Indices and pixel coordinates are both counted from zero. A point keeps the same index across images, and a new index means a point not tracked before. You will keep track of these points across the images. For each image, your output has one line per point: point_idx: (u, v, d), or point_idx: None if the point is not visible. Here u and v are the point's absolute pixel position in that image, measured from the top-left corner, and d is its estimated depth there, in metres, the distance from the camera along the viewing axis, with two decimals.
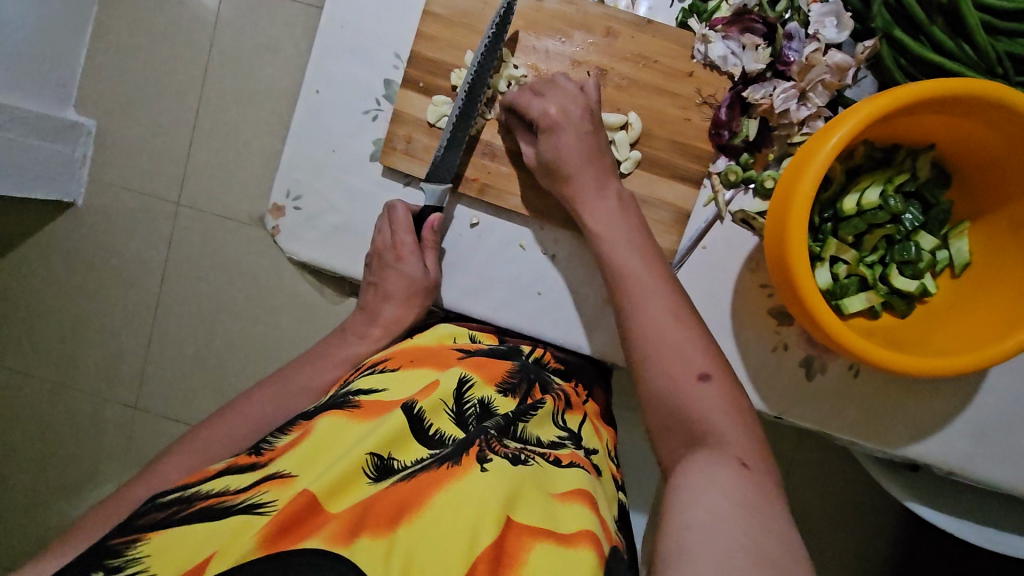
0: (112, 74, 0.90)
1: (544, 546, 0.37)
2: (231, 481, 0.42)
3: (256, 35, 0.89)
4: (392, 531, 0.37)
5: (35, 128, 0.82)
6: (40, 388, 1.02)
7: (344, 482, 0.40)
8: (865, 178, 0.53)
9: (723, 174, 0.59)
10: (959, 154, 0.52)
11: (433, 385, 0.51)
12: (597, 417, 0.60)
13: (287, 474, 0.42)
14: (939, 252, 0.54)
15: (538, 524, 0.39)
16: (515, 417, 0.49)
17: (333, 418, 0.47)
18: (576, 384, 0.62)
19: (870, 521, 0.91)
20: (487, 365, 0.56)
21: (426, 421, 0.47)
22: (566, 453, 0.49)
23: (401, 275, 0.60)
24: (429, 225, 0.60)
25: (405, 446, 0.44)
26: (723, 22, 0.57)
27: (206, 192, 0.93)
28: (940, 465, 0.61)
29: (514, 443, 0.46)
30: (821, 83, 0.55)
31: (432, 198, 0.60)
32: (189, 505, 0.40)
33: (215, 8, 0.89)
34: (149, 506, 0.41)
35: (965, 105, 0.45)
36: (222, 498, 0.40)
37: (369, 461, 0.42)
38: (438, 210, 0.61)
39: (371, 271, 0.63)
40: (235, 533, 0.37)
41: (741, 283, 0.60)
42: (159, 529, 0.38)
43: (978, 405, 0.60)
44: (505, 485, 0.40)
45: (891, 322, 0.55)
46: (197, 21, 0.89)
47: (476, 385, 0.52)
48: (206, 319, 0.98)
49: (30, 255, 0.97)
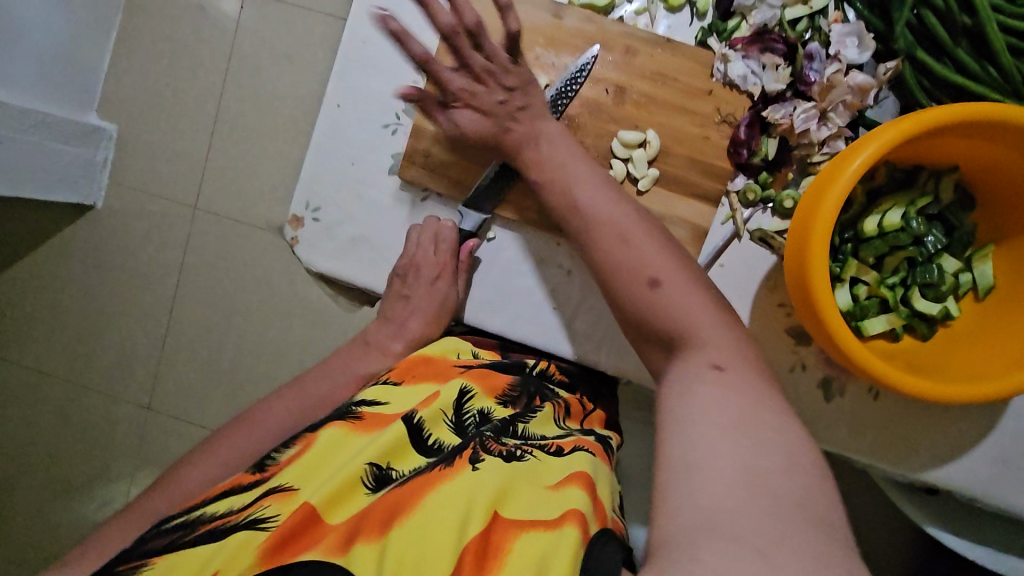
0: (134, 83, 0.92)
1: (530, 534, 0.37)
2: (234, 500, 0.42)
3: (275, 44, 0.90)
4: (384, 535, 0.37)
5: (58, 133, 0.84)
6: (57, 390, 1.04)
7: (344, 494, 0.41)
8: (887, 199, 0.53)
9: (740, 193, 0.59)
10: (983, 177, 0.51)
11: (434, 396, 0.51)
12: (603, 421, 0.59)
13: (289, 488, 0.42)
14: (962, 275, 0.54)
15: (525, 515, 0.38)
16: (514, 418, 0.51)
17: (334, 429, 0.48)
18: (580, 398, 0.60)
19: (887, 540, 0.89)
20: (488, 376, 0.56)
21: (425, 431, 0.47)
22: (572, 440, 0.50)
23: (434, 292, 0.62)
24: (466, 249, 0.63)
25: (402, 455, 0.45)
26: (742, 42, 0.57)
27: (223, 198, 0.95)
28: (963, 490, 0.60)
29: (512, 441, 0.47)
30: (842, 103, 0.55)
31: (471, 222, 0.62)
32: (194, 528, 0.40)
33: (236, 18, 0.90)
34: (156, 532, 0.42)
35: (991, 129, 0.45)
36: (226, 518, 0.40)
37: (367, 471, 0.42)
38: (474, 235, 0.63)
39: (403, 283, 0.63)
40: (237, 551, 0.37)
41: (758, 302, 0.60)
42: (166, 554, 0.39)
43: (1003, 430, 0.58)
44: (492, 481, 0.40)
45: (912, 345, 0.54)
46: (218, 30, 0.91)
47: (476, 397, 0.52)
48: (222, 324, 0.99)
49: (52, 259, 0.99)
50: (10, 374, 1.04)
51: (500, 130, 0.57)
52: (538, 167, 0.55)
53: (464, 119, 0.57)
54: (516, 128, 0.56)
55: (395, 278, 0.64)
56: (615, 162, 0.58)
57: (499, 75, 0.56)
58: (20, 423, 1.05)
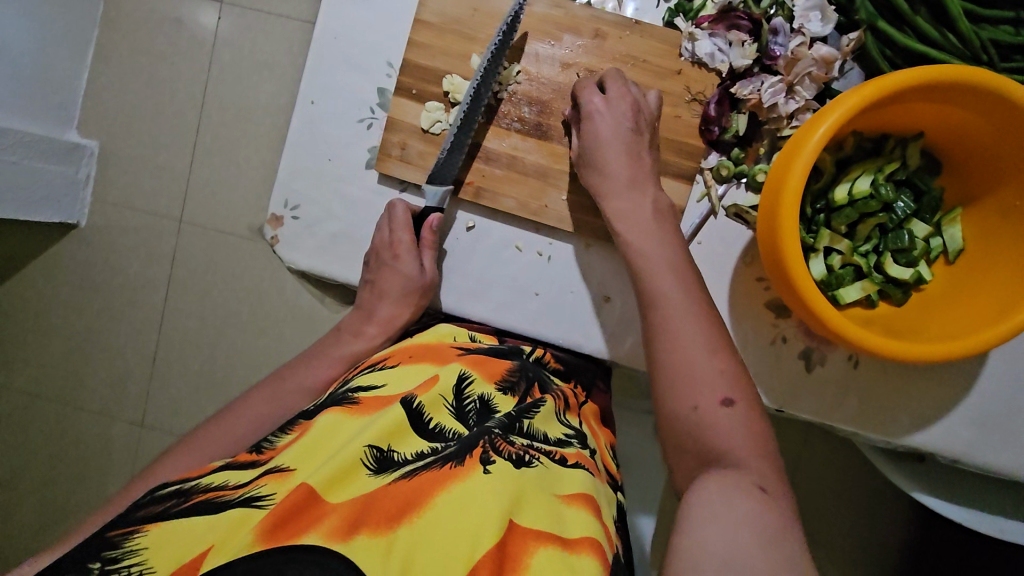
0: (112, 97, 0.92)
1: (548, 551, 0.38)
2: (231, 477, 0.42)
3: (253, 52, 0.90)
4: (392, 530, 0.37)
5: (39, 151, 0.83)
6: (48, 409, 1.03)
7: (344, 476, 0.40)
8: (855, 167, 0.54)
9: (714, 169, 0.59)
10: (948, 141, 0.52)
11: (433, 380, 0.51)
12: (594, 415, 0.60)
13: (286, 468, 0.42)
14: (932, 239, 0.54)
15: (542, 528, 0.40)
16: (519, 414, 0.50)
17: (333, 414, 0.48)
18: (574, 387, 0.61)
19: (880, 514, 0.90)
20: (488, 362, 0.56)
21: (425, 415, 0.47)
22: (573, 451, 0.50)
23: (396, 272, 0.60)
24: (428, 225, 0.61)
25: (404, 438, 0.45)
26: (709, 20, 0.57)
27: (206, 208, 0.94)
28: (945, 454, 0.61)
29: (521, 441, 0.47)
30: (808, 75, 0.55)
31: (433, 199, 0.61)
32: (188, 498, 0.40)
33: (212, 29, 0.91)
34: (149, 499, 0.41)
35: (951, 91, 0.45)
36: (221, 493, 0.40)
37: (368, 453, 0.42)
38: (438, 210, 0.62)
39: (367, 270, 0.63)
40: (233, 526, 0.37)
41: (737, 277, 0.61)
42: (158, 523, 0.38)
43: (981, 392, 0.59)
44: (507, 488, 0.41)
45: (888, 311, 0.55)
46: (195, 41, 0.91)
47: (475, 382, 0.53)
48: (211, 333, 0.99)
49: (36, 277, 0.99)
50: None
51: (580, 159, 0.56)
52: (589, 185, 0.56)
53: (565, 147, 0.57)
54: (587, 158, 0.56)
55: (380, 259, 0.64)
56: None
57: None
58: (11, 445, 1.04)
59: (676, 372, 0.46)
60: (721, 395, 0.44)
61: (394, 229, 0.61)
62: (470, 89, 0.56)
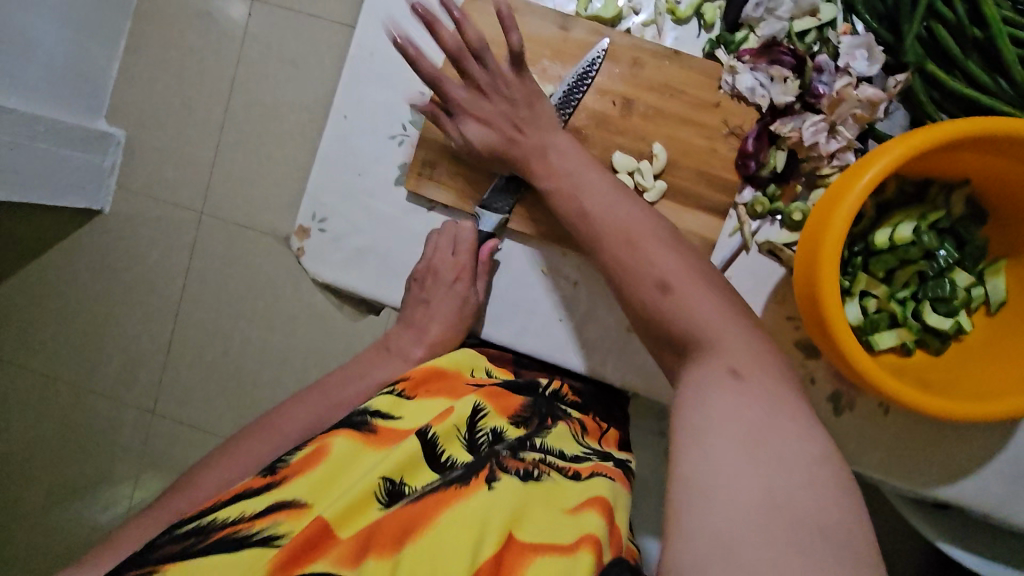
0: (142, 90, 0.93)
1: (545, 558, 0.37)
2: (243, 506, 0.42)
3: (282, 51, 0.91)
4: (397, 551, 0.37)
5: (67, 138, 0.84)
6: (63, 393, 1.04)
7: (355, 511, 0.41)
8: (897, 213, 0.52)
9: (749, 205, 0.58)
10: (996, 190, 0.50)
11: (447, 412, 0.50)
12: (616, 442, 0.59)
13: (303, 503, 0.42)
14: (974, 289, 0.53)
15: (541, 539, 0.39)
16: (530, 436, 0.51)
17: (349, 440, 0.47)
18: (594, 418, 0.61)
19: (892, 554, 0.88)
20: (501, 396, 0.55)
21: (439, 447, 0.47)
22: (589, 465, 0.50)
23: (453, 295, 0.62)
24: (486, 249, 0.62)
25: (416, 471, 0.45)
26: (751, 53, 0.56)
27: (229, 205, 0.95)
28: (972, 506, 0.59)
29: (531, 456, 0.48)
30: (851, 116, 0.54)
31: (489, 224, 0.61)
32: (206, 535, 0.40)
33: (243, 25, 0.91)
34: (166, 537, 0.41)
35: (1003, 143, 0.44)
36: (237, 526, 0.40)
37: (381, 486, 0.42)
38: (493, 236, 0.62)
39: (423, 287, 0.63)
40: (248, 566, 0.37)
41: (767, 315, 0.60)
42: (177, 562, 0.38)
43: (1014, 446, 0.58)
44: (509, 503, 0.41)
45: (924, 360, 0.53)
46: (226, 39, 0.91)
47: (488, 415, 0.52)
48: (226, 329, 0.99)
49: (59, 263, 1.00)
50: (17, 376, 1.05)
51: (509, 140, 0.56)
52: (549, 176, 0.55)
53: (473, 131, 0.57)
54: (525, 139, 0.56)
55: (414, 284, 0.64)
56: (622, 176, 0.58)
57: (505, 89, 0.56)
58: (26, 428, 1.06)
59: (624, 273, 0.49)
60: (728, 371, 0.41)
61: (457, 249, 0.62)
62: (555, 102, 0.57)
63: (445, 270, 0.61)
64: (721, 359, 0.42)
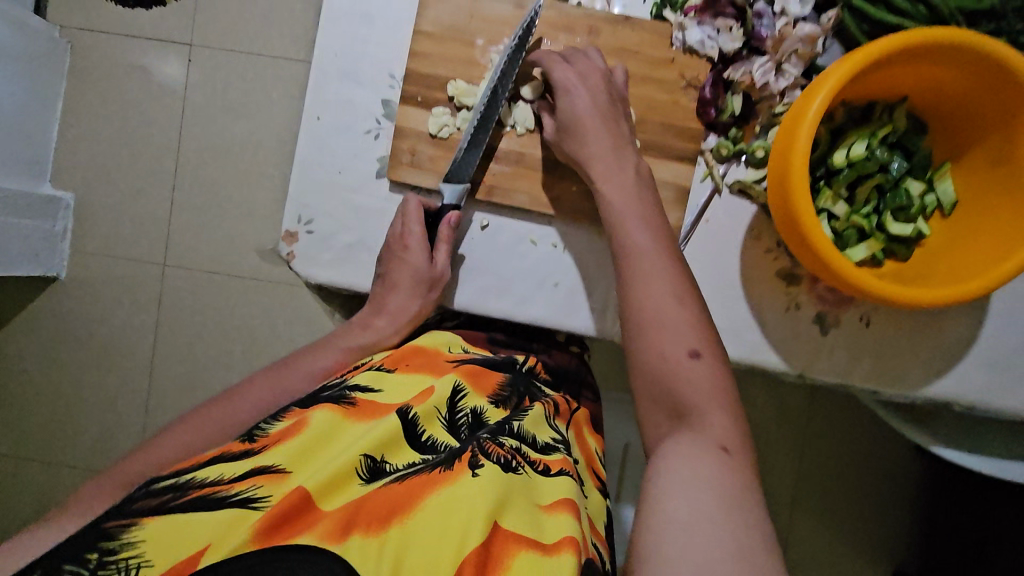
0: (87, 147, 0.92)
1: (527, 554, 0.38)
2: (223, 469, 0.41)
3: (225, 95, 0.91)
4: (384, 532, 0.38)
5: (14, 207, 0.82)
6: (41, 469, 0.99)
7: (338, 483, 0.40)
8: (850, 134, 0.57)
9: (714, 150, 0.62)
10: (931, 102, 0.55)
11: (429, 391, 0.52)
12: (583, 423, 0.61)
13: (282, 468, 0.41)
14: (927, 195, 0.57)
15: (523, 532, 0.40)
16: (508, 418, 0.51)
17: (329, 413, 0.47)
18: (564, 395, 0.62)
19: (881, 480, 0.95)
20: (481, 375, 0.57)
21: (420, 428, 0.47)
22: (559, 458, 0.50)
23: (405, 265, 0.61)
24: (447, 222, 0.62)
25: (398, 450, 0.45)
26: (695, 10, 0.60)
27: (193, 249, 0.94)
28: (960, 400, 0.63)
29: (510, 444, 0.47)
30: (794, 53, 0.58)
31: (451, 196, 0.61)
32: (184, 492, 0.38)
33: (183, 79, 0.91)
34: (142, 492, 0.39)
35: (932, 53, 0.49)
36: (217, 488, 0.39)
37: (362, 462, 0.42)
38: (456, 208, 0.62)
39: (380, 261, 0.63)
40: (228, 528, 0.36)
41: (746, 250, 0.63)
42: (151, 518, 0.37)
43: (988, 336, 0.62)
44: (494, 492, 0.41)
45: (895, 267, 0.58)
46: (166, 90, 0.91)
47: (468, 395, 0.53)
48: (207, 375, 0.97)
49: (19, 335, 0.96)
50: None
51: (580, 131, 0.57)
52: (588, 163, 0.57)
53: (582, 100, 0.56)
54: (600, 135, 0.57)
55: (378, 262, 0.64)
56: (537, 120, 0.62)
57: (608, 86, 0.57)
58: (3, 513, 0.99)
59: (651, 325, 0.49)
60: (692, 354, 0.47)
61: (406, 222, 0.62)
62: (488, 89, 0.58)
63: (396, 244, 0.62)
64: (685, 340, 0.48)
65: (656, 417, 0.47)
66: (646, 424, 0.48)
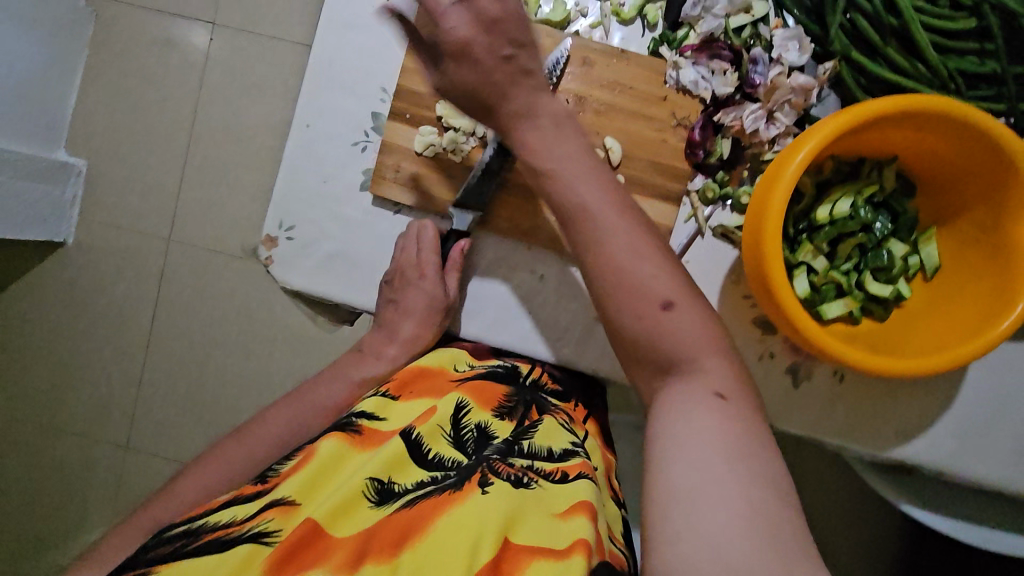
0: (103, 117, 0.93)
1: (541, 563, 0.37)
2: (234, 510, 0.42)
3: (245, 76, 0.92)
4: (394, 557, 0.37)
5: (30, 169, 0.83)
6: (39, 428, 1.00)
7: (348, 509, 0.41)
8: (836, 189, 0.56)
9: (700, 192, 0.61)
10: (920, 163, 0.54)
11: (430, 412, 0.50)
12: (596, 433, 0.61)
13: (291, 501, 0.41)
14: (910, 257, 0.56)
15: (537, 543, 0.39)
16: (517, 437, 0.50)
17: (335, 442, 0.47)
18: (574, 403, 0.62)
19: (863, 522, 0.94)
20: (483, 388, 0.56)
21: (425, 446, 0.47)
22: (577, 462, 0.49)
23: (422, 292, 0.62)
24: (458, 249, 0.64)
25: (403, 468, 0.44)
26: (692, 49, 0.59)
27: (198, 226, 0.95)
28: (928, 464, 0.62)
29: (520, 462, 0.46)
30: (787, 103, 0.58)
31: (462, 223, 0.63)
32: (196, 536, 0.39)
33: (204, 48, 0.91)
34: (156, 541, 0.41)
35: (920, 119, 0.48)
36: (228, 529, 0.40)
37: (370, 484, 0.42)
38: (466, 235, 0.64)
39: (390, 288, 0.64)
40: (244, 561, 0.37)
41: (724, 294, 0.62)
42: (167, 563, 0.38)
43: (963, 400, 0.61)
44: (503, 506, 0.41)
45: (871, 327, 0.57)
46: (187, 62, 0.92)
47: (472, 411, 0.52)
48: (204, 352, 0.98)
49: (27, 295, 0.97)
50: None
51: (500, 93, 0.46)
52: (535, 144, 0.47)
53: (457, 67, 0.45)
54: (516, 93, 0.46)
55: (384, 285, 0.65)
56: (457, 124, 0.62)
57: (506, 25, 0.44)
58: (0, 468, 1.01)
59: (614, 288, 0.44)
60: (665, 306, 0.43)
61: (422, 248, 0.63)
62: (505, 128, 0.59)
63: (410, 270, 0.62)
64: (653, 291, 0.43)
65: (643, 372, 0.44)
66: (635, 376, 0.45)
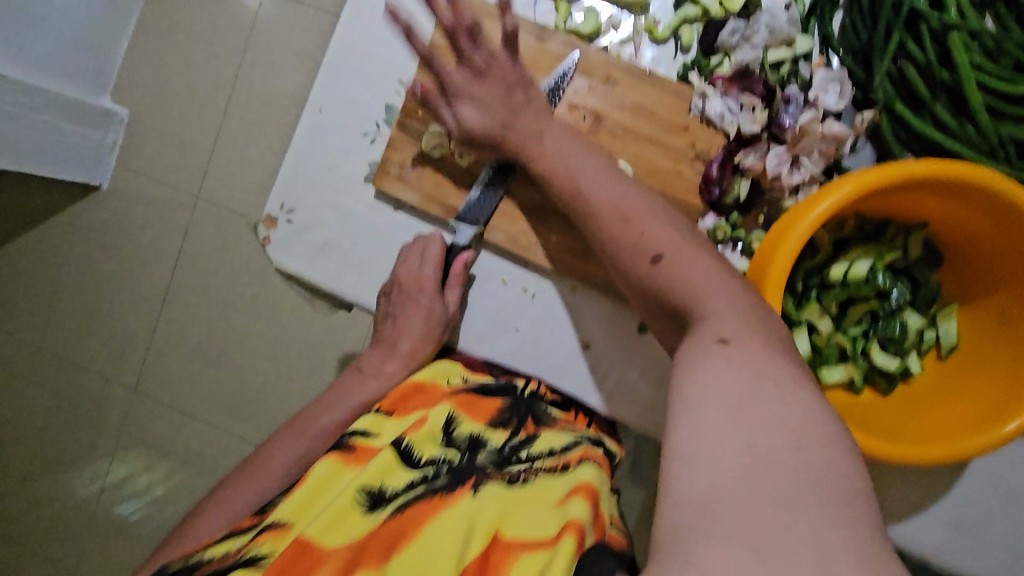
0: (149, 65, 0.84)
1: (531, 556, 0.36)
2: (231, 541, 0.43)
3: (290, 44, 0.81)
4: (383, 564, 0.38)
5: (65, 110, 0.76)
6: (40, 373, 0.93)
7: (337, 522, 0.41)
8: (855, 249, 0.52)
9: (711, 231, 0.57)
10: (951, 234, 0.50)
11: (420, 421, 0.48)
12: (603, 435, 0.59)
13: (284, 522, 0.42)
14: (925, 331, 0.53)
15: (526, 536, 0.38)
16: (513, 445, 0.48)
17: (328, 462, 0.46)
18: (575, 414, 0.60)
19: None
20: (476, 401, 0.52)
21: (415, 454, 0.45)
22: (578, 452, 0.48)
23: (418, 307, 0.60)
24: (458, 262, 0.61)
25: (395, 474, 0.44)
26: (723, 79, 0.56)
27: (226, 186, 0.84)
28: (913, 550, 0.58)
29: (515, 469, 0.45)
30: (816, 150, 0.54)
31: (462, 237, 0.60)
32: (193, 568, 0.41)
33: (255, 7, 0.81)
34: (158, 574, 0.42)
35: (957, 190, 0.44)
36: (222, 558, 0.41)
37: (360, 494, 0.42)
38: (467, 248, 0.62)
39: (389, 302, 0.62)
40: None
41: None
42: None
43: (961, 491, 0.57)
44: (490, 506, 0.40)
45: (873, 400, 0.53)
46: (236, 21, 0.82)
47: (462, 421, 0.49)
48: (221, 322, 0.88)
49: (48, 234, 0.90)
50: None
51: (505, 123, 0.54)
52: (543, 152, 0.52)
53: (471, 115, 0.54)
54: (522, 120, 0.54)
55: (384, 296, 0.63)
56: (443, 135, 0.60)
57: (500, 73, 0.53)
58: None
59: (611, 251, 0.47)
60: (656, 260, 0.44)
61: (423, 263, 0.61)
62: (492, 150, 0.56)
63: (409, 283, 0.60)
64: (649, 245, 0.45)
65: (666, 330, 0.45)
66: (663, 337, 0.46)
